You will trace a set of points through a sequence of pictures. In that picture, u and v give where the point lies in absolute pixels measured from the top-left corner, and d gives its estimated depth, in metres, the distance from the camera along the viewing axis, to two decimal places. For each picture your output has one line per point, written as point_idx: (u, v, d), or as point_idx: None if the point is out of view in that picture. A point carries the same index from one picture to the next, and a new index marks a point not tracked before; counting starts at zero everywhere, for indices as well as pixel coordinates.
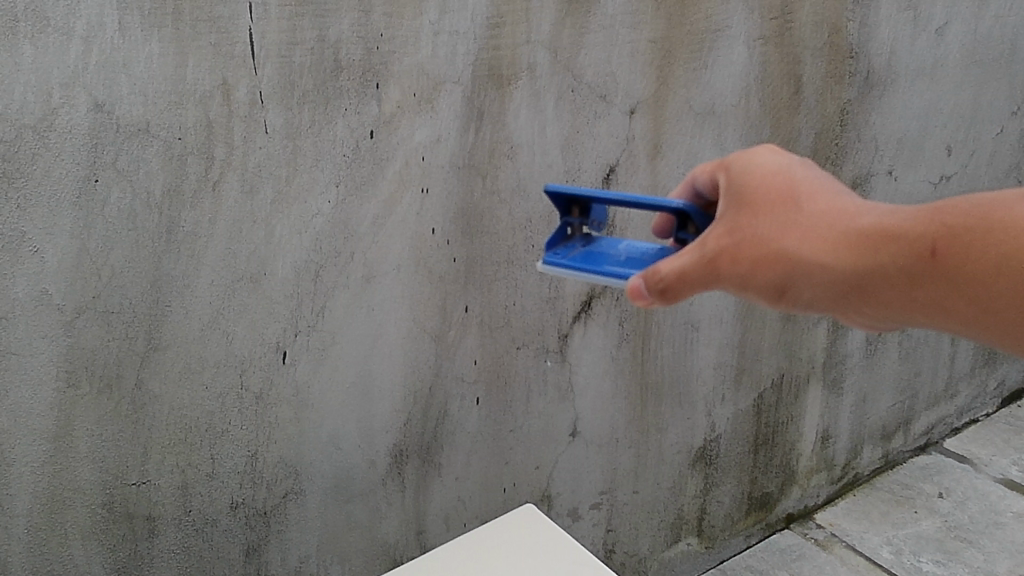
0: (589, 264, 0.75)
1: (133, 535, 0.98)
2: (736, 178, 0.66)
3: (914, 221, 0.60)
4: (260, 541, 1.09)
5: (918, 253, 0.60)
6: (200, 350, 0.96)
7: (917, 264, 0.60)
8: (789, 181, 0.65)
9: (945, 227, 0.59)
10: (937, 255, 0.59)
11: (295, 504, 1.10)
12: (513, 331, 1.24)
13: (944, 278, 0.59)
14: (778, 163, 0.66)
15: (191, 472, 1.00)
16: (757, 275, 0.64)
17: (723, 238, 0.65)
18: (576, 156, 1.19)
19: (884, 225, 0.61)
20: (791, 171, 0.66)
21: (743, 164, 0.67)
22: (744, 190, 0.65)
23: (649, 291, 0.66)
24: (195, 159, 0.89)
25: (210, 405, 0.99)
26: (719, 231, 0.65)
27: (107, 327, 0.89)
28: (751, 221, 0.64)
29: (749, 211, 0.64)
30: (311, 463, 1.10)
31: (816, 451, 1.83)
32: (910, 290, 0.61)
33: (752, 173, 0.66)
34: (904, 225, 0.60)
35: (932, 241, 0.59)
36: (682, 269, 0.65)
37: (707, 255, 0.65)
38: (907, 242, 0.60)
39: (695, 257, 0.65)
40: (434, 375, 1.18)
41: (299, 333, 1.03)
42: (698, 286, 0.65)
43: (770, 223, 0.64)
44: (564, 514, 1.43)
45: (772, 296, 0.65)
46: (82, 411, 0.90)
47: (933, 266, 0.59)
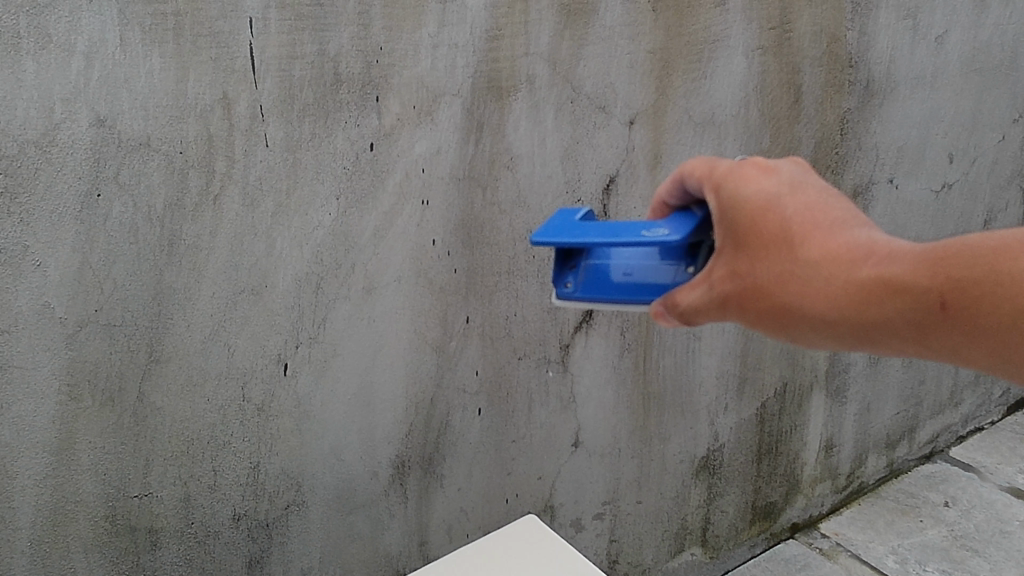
0: (602, 291, 0.77)
1: (135, 547, 0.98)
2: (730, 215, 0.65)
3: (919, 271, 0.60)
4: (263, 553, 1.09)
5: (925, 306, 0.60)
6: (202, 362, 0.96)
7: (924, 315, 0.60)
8: (783, 221, 0.64)
9: (951, 279, 0.59)
10: (946, 309, 0.59)
11: (297, 516, 1.10)
12: (515, 341, 1.24)
13: (953, 330, 0.60)
14: (771, 195, 0.65)
15: (193, 484, 1.00)
16: (764, 318, 0.66)
17: (727, 281, 0.66)
18: (576, 167, 1.20)
19: (888, 272, 0.61)
20: (781, 202, 0.64)
21: (733, 197, 0.66)
22: (740, 231, 0.65)
23: (670, 316, 0.70)
24: (196, 172, 0.90)
25: (212, 417, 0.99)
26: (722, 271, 0.67)
27: (110, 340, 0.90)
28: (752, 268, 0.65)
29: (749, 255, 0.65)
30: (314, 475, 1.10)
31: (820, 460, 1.83)
32: (919, 337, 0.62)
33: (744, 214, 0.65)
34: (909, 277, 0.60)
35: (939, 295, 0.59)
36: (691, 306, 0.68)
37: (718, 297, 0.67)
38: (913, 295, 0.60)
39: (704, 295, 0.68)
40: (436, 386, 1.18)
41: (300, 345, 1.03)
42: (711, 319, 0.68)
43: (771, 269, 0.64)
44: (567, 524, 1.43)
45: (780, 334, 0.67)
46: (84, 424, 0.91)
47: (942, 318, 0.60)
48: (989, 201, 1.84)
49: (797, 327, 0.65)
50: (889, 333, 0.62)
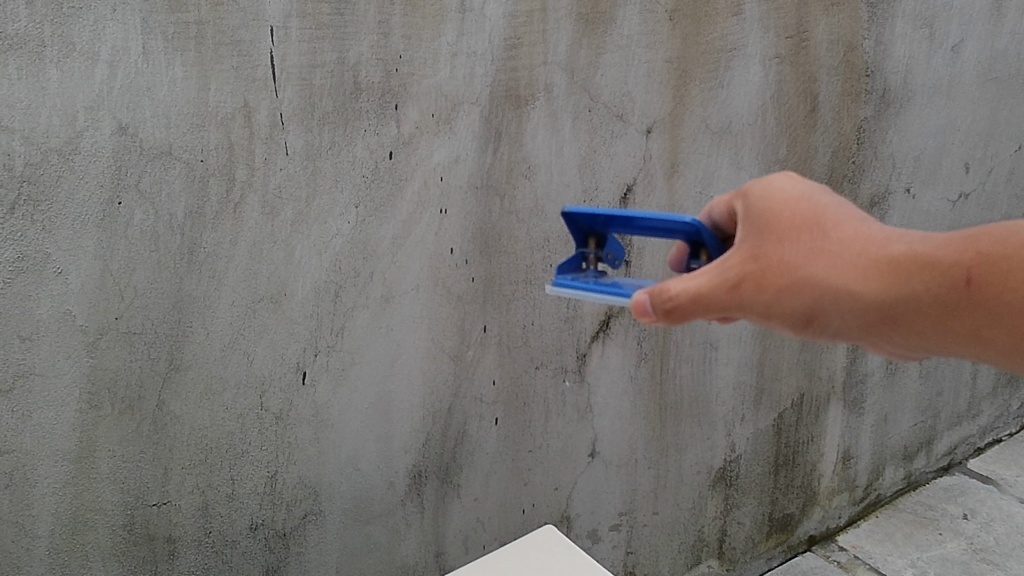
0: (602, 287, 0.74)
1: (153, 556, 0.98)
2: (757, 203, 0.66)
3: (947, 249, 0.61)
4: (280, 562, 1.09)
5: (951, 282, 0.61)
6: (221, 371, 0.96)
7: (950, 292, 0.61)
8: (811, 206, 0.65)
9: (980, 255, 0.60)
10: (972, 285, 0.60)
11: (315, 525, 1.10)
12: (532, 351, 1.24)
13: (978, 308, 0.60)
14: (802, 189, 0.66)
15: (211, 493, 1.00)
16: (782, 302, 0.64)
17: (746, 263, 0.64)
18: (594, 176, 1.19)
19: (918, 250, 0.62)
20: (813, 194, 0.66)
21: (761, 189, 0.66)
22: (766, 216, 0.65)
23: (657, 309, 0.65)
24: (217, 180, 0.90)
25: (231, 425, 0.99)
26: (741, 255, 0.65)
27: (130, 348, 0.90)
28: (777, 248, 0.64)
29: (773, 236, 0.64)
30: (331, 484, 1.10)
31: (838, 472, 1.81)
32: (943, 318, 0.62)
33: (773, 199, 0.65)
34: (937, 253, 0.61)
35: (967, 270, 0.60)
36: (698, 290, 0.64)
37: (730, 280, 0.64)
38: (940, 270, 0.61)
39: (714, 279, 0.65)
40: (453, 395, 1.18)
41: (318, 353, 1.03)
42: (718, 309, 0.65)
43: (797, 248, 0.64)
44: (583, 536, 1.41)
45: (796, 322, 0.65)
46: (104, 432, 0.91)
47: (967, 294, 0.60)
48: (1007, 210, 1.83)
49: (817, 310, 0.64)
50: (911, 314, 0.62)
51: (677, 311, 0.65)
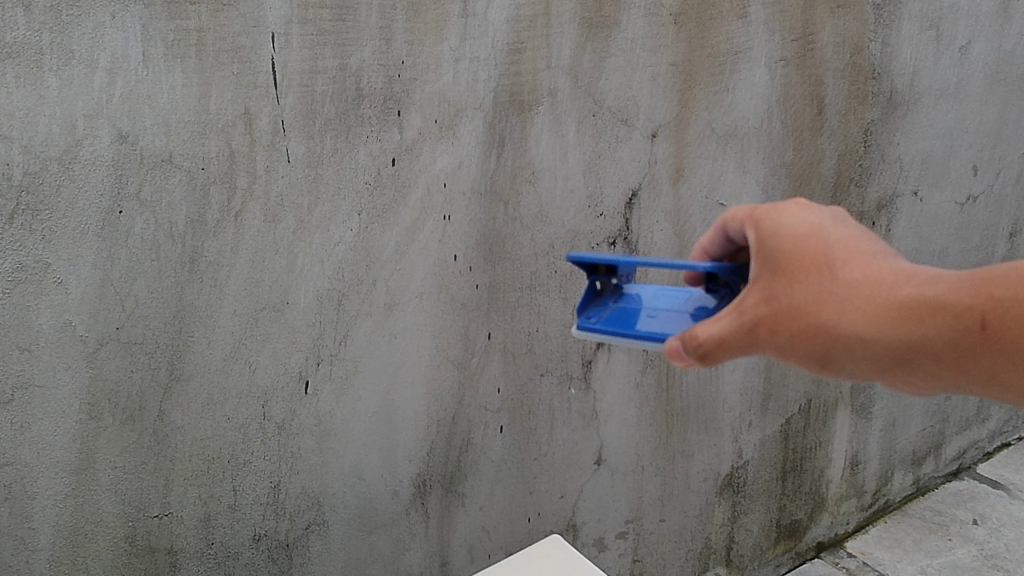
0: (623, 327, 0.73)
1: (154, 568, 0.98)
2: (769, 241, 0.64)
3: (960, 292, 0.59)
4: (283, 574, 1.08)
5: (964, 326, 0.59)
6: (223, 380, 0.95)
7: (964, 336, 0.59)
8: (822, 245, 0.63)
9: (993, 298, 0.58)
10: (987, 329, 0.58)
11: (318, 536, 1.09)
12: (536, 358, 1.22)
13: (994, 351, 0.58)
14: (812, 225, 0.64)
15: (214, 504, 0.99)
16: (798, 345, 0.63)
17: (762, 307, 0.63)
18: (598, 181, 1.18)
19: (930, 293, 0.60)
20: (824, 230, 0.64)
21: (773, 224, 0.64)
22: (779, 257, 0.63)
23: (688, 354, 0.65)
24: (218, 188, 0.89)
25: (232, 435, 0.98)
26: (756, 297, 0.63)
27: (130, 358, 0.89)
28: (790, 291, 0.62)
29: (786, 278, 0.62)
30: (334, 494, 1.09)
31: (846, 477, 1.79)
32: (956, 361, 0.60)
33: (784, 237, 0.63)
34: (949, 296, 0.59)
35: (981, 314, 0.58)
36: (720, 336, 0.63)
37: (746, 325, 0.63)
38: (953, 314, 0.59)
39: (734, 324, 0.63)
40: (457, 403, 1.16)
41: (321, 361, 1.02)
42: (737, 352, 0.64)
43: (810, 290, 0.62)
44: (590, 544, 1.40)
45: (813, 364, 0.64)
46: (104, 443, 0.90)
47: (982, 339, 0.58)
48: (1015, 213, 1.82)
49: (831, 353, 0.62)
50: (925, 357, 0.61)
51: (704, 357, 0.64)
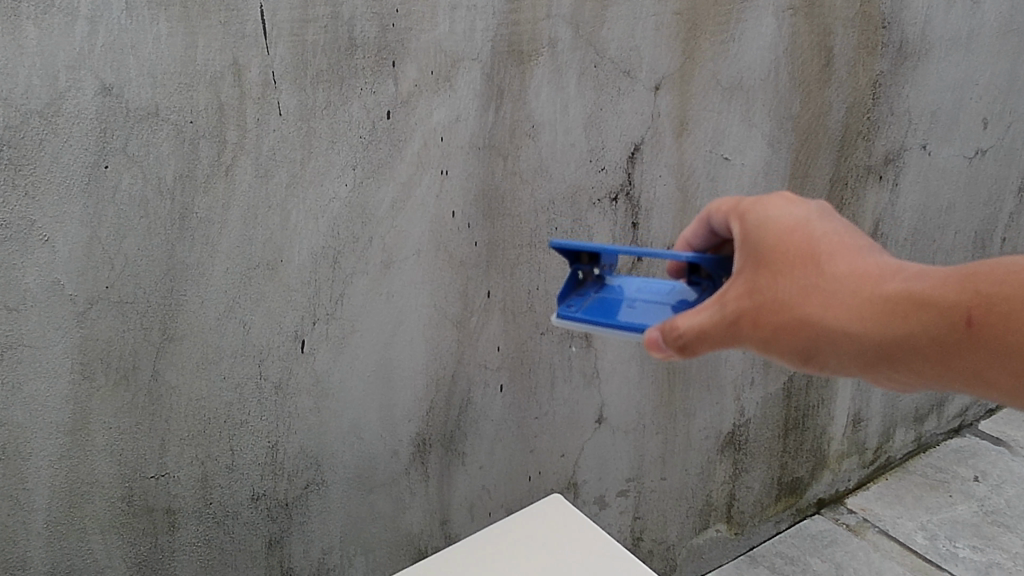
0: (604, 316, 0.72)
1: (153, 528, 0.98)
2: (755, 233, 0.62)
3: (947, 288, 0.57)
4: (283, 533, 1.09)
5: (951, 323, 0.57)
6: (217, 340, 0.94)
7: (950, 333, 0.57)
8: (809, 238, 0.61)
9: (980, 294, 0.56)
10: (973, 325, 0.56)
11: (317, 495, 1.09)
12: (537, 316, 1.21)
13: (980, 349, 0.56)
14: (799, 217, 0.63)
15: (211, 464, 0.99)
16: (780, 339, 0.61)
17: (744, 299, 0.61)
18: (600, 135, 1.15)
19: (917, 287, 0.58)
20: (811, 224, 0.62)
21: (759, 217, 0.63)
22: (763, 249, 0.61)
23: (667, 344, 0.64)
24: (208, 142, 0.87)
25: (228, 395, 0.97)
26: (740, 289, 0.62)
27: (122, 318, 0.87)
28: (774, 283, 0.60)
29: (771, 270, 0.61)
30: (333, 453, 1.08)
31: (848, 435, 1.79)
32: (943, 358, 0.58)
33: (770, 229, 0.62)
34: (936, 292, 0.58)
35: (968, 310, 0.56)
36: (701, 327, 0.62)
37: (729, 317, 0.61)
38: (940, 310, 0.57)
39: (715, 315, 0.62)
40: (456, 362, 1.15)
41: (317, 321, 1.00)
42: (717, 344, 0.62)
43: (795, 283, 0.60)
44: (590, 502, 1.40)
45: (796, 360, 0.62)
46: (97, 403, 0.89)
47: (969, 336, 0.56)
48: None
49: (814, 348, 0.61)
50: (910, 354, 0.59)
51: (684, 348, 0.63)
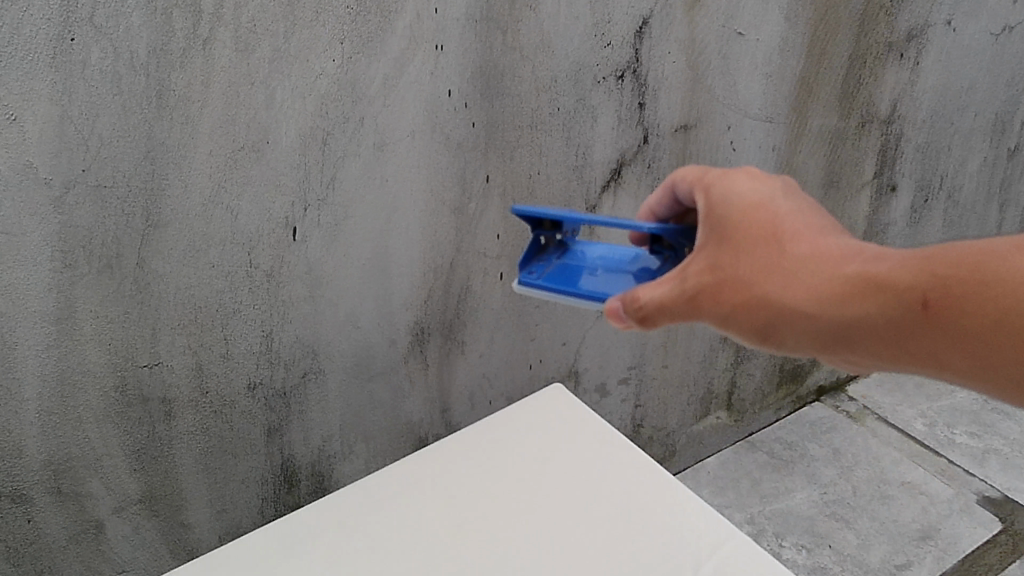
0: (565, 284, 0.77)
1: (149, 416, 0.98)
2: (719, 211, 0.67)
3: (901, 270, 0.60)
4: (282, 420, 1.09)
5: (903, 305, 0.59)
6: (204, 226, 0.90)
7: (902, 315, 0.60)
8: (769, 217, 0.65)
9: (934, 278, 0.58)
10: (925, 307, 0.58)
11: (315, 384, 1.08)
12: (538, 202, 1.16)
13: (931, 331, 0.59)
14: (763, 195, 0.67)
15: (205, 354, 0.98)
16: (737, 314, 0.65)
17: (703, 274, 0.66)
18: (606, 7, 1.08)
19: (872, 270, 0.61)
20: (773, 203, 0.67)
21: (723, 195, 0.68)
22: (726, 226, 0.66)
23: (629, 314, 0.69)
24: (182, 12, 0.80)
25: (219, 284, 0.94)
26: (701, 264, 0.66)
27: (102, 203, 0.83)
28: (734, 260, 0.65)
29: (731, 247, 0.65)
30: (330, 343, 1.07)
31: None
32: (895, 339, 0.61)
33: (732, 207, 0.66)
34: (890, 274, 0.60)
35: (921, 293, 0.59)
36: (662, 299, 0.67)
37: (688, 291, 0.66)
38: (894, 292, 0.60)
39: (677, 289, 0.67)
40: (455, 250, 1.11)
41: (308, 207, 0.96)
42: (678, 317, 0.67)
43: (753, 261, 0.64)
44: (591, 390, 1.39)
45: (752, 335, 0.66)
46: (82, 291, 0.86)
47: (921, 318, 0.59)
48: None
49: (769, 324, 0.64)
50: (863, 333, 0.62)
51: (646, 318, 0.68)
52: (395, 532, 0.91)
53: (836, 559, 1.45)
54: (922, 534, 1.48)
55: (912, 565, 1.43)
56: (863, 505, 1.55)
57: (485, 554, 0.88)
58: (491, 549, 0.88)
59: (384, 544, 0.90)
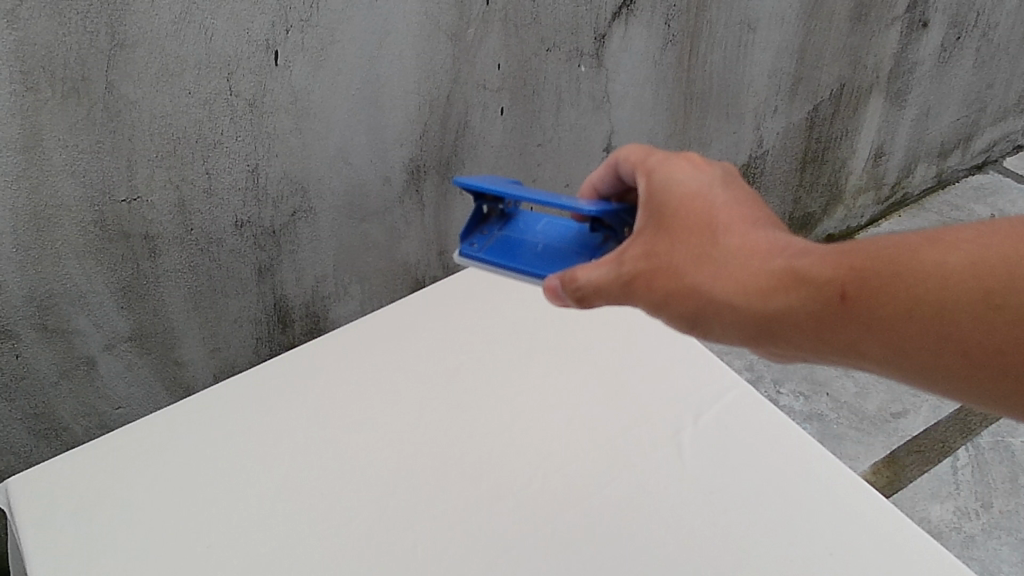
0: (508, 262, 0.66)
1: (132, 254, 0.94)
2: (655, 195, 0.57)
3: (831, 261, 0.51)
4: (273, 260, 1.05)
5: (829, 299, 0.50)
6: (176, 47, 0.83)
7: (827, 310, 0.50)
8: (707, 201, 0.55)
9: (856, 270, 0.50)
10: (847, 300, 0.50)
11: (306, 223, 1.04)
12: (543, 30, 1.07)
13: (856, 327, 0.50)
14: (701, 180, 0.56)
15: (187, 189, 0.93)
16: (667, 304, 0.54)
17: (637, 262, 0.55)
18: None
19: (804, 257, 0.52)
20: (714, 187, 0.56)
21: (661, 178, 0.57)
22: (662, 210, 0.56)
23: (564, 293, 0.58)
24: None
25: (197, 113, 0.88)
26: (636, 251, 0.55)
27: (59, 18, 0.76)
28: (667, 247, 0.54)
29: (666, 234, 0.55)
30: (320, 179, 1.01)
31: (868, 170, 1.70)
32: (822, 336, 0.51)
33: (670, 191, 0.56)
34: (821, 266, 0.51)
35: (843, 283, 0.50)
36: (593, 284, 0.56)
37: (620, 278, 0.55)
38: (819, 284, 0.51)
39: (608, 274, 0.56)
40: (453, 81, 1.04)
41: (291, 28, 0.88)
42: (609, 303, 0.57)
43: (686, 249, 0.54)
44: None
45: (679, 327, 0.55)
46: (48, 118, 0.80)
47: (846, 314, 0.50)
48: None
49: (699, 316, 0.54)
50: (791, 329, 0.52)
51: (581, 301, 0.57)
52: (399, 365, 0.90)
53: (833, 406, 1.48)
54: None
55: (908, 414, 1.46)
56: None
57: (490, 388, 0.87)
58: (497, 383, 0.87)
59: (384, 380, 0.88)
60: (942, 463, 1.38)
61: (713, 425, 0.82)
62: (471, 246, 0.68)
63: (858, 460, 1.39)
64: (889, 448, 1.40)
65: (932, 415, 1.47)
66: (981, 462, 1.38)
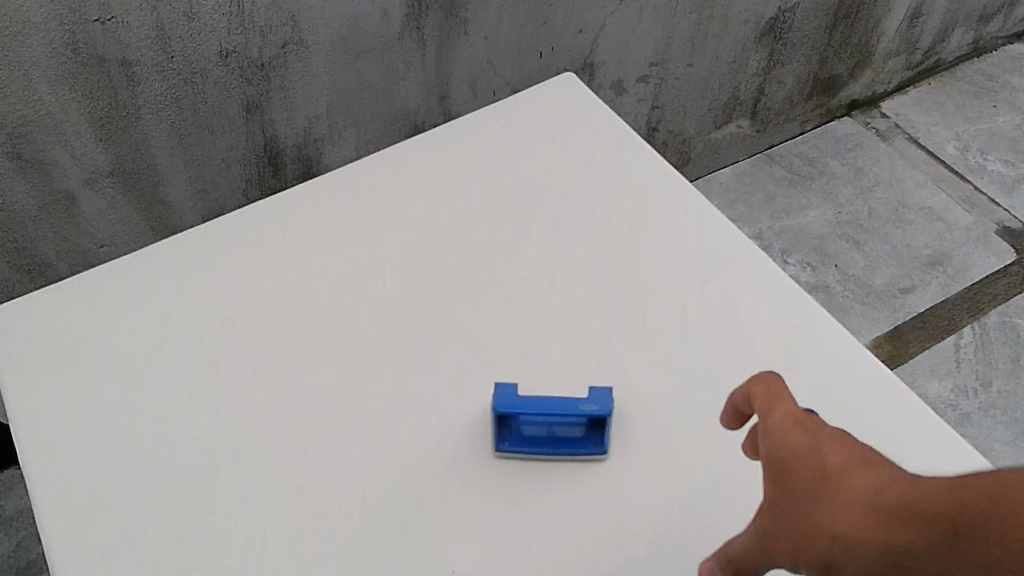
0: (538, 446, 0.71)
1: (110, 82, 0.90)
2: (771, 444, 0.56)
3: (937, 493, 0.46)
4: (262, 97, 1.00)
5: (937, 541, 0.45)
6: None
7: (935, 551, 0.45)
8: (821, 455, 0.53)
9: (963, 508, 0.44)
10: (960, 536, 0.43)
11: (297, 58, 0.98)
12: None
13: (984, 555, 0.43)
14: (812, 439, 0.54)
15: (165, 13, 0.88)
16: (792, 556, 0.52)
17: (765, 515, 0.54)
18: None
19: (907, 492, 0.47)
20: (842, 442, 0.53)
21: (777, 426, 0.56)
22: (776, 462, 0.54)
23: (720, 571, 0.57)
24: None
25: None
26: (756, 527, 0.54)
27: None
28: (787, 499, 0.53)
29: (784, 483, 0.53)
30: (311, 9, 0.95)
31: (902, 31, 1.59)
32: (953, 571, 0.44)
33: (786, 442, 0.55)
34: (922, 497, 0.46)
35: (953, 520, 0.44)
36: (743, 543, 0.55)
37: (760, 537, 0.54)
38: (920, 523, 0.45)
39: (752, 532, 0.55)
40: None
41: None
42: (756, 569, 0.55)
43: (803, 505, 0.52)
44: (606, 88, 1.27)
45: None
46: None
47: (959, 553, 0.44)
48: None
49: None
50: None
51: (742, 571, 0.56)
52: (395, 214, 0.87)
53: (840, 278, 1.44)
54: (932, 260, 1.46)
55: (916, 290, 1.42)
56: (878, 228, 1.51)
57: (456, 278, 0.83)
58: (461, 272, 0.83)
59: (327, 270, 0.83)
60: (945, 341, 1.36)
61: (719, 293, 0.80)
62: (506, 445, 0.70)
63: (860, 334, 1.37)
64: (893, 324, 1.38)
65: (941, 293, 1.41)
66: (985, 343, 1.36)
